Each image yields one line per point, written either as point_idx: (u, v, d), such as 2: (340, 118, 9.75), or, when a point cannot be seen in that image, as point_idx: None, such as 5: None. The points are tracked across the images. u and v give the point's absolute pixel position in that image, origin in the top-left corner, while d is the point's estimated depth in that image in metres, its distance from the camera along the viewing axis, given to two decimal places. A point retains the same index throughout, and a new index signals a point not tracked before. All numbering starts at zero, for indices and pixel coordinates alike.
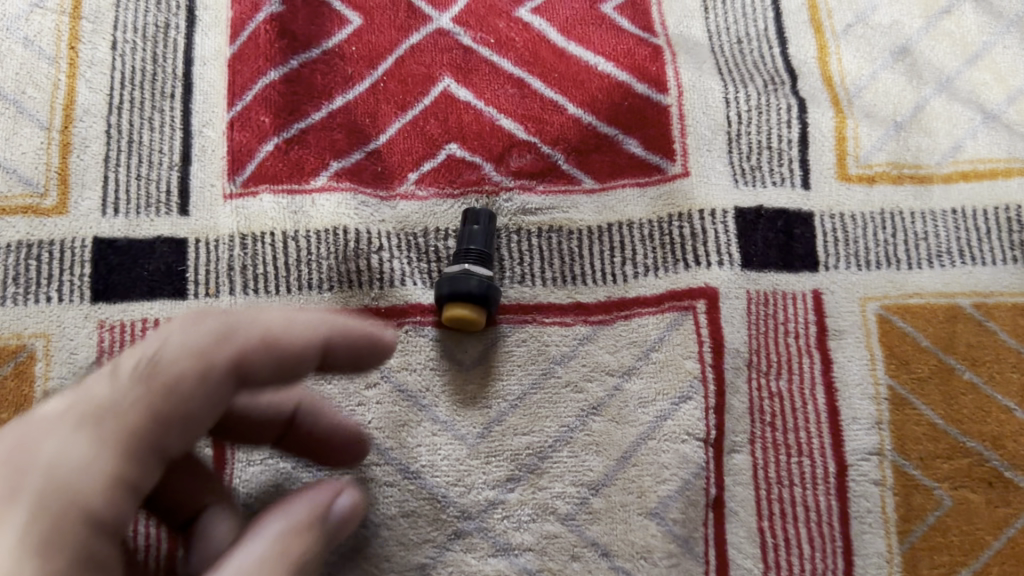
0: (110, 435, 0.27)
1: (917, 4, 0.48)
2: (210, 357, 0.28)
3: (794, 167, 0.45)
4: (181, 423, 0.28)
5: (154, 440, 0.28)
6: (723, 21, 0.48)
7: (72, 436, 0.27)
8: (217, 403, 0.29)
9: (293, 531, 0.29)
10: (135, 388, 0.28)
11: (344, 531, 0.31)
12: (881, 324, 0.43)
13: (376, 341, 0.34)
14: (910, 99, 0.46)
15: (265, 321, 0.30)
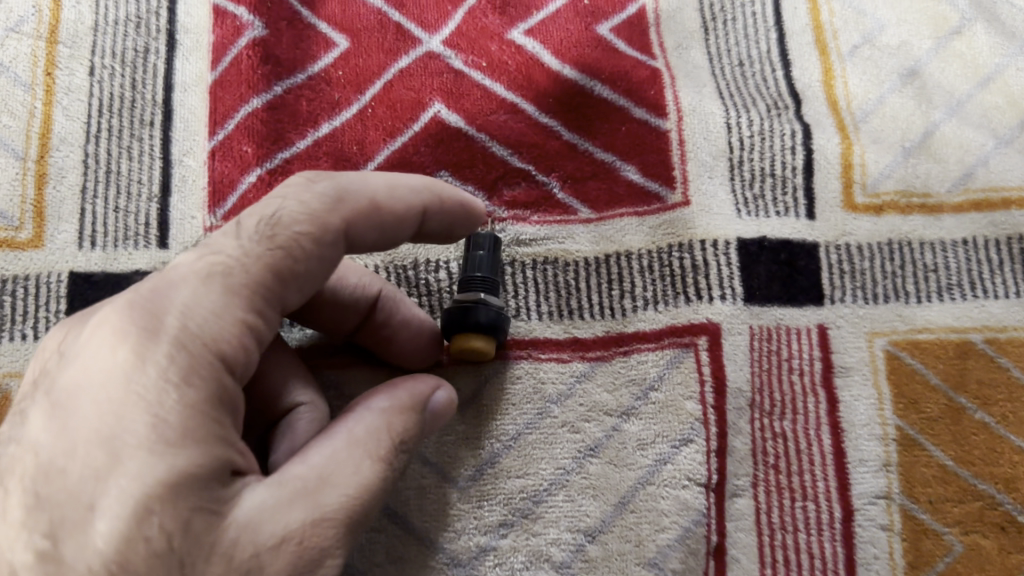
0: (239, 286, 0.29)
1: (925, 24, 0.46)
2: (335, 202, 0.32)
3: (798, 196, 0.43)
4: (300, 272, 0.31)
5: (273, 295, 0.30)
6: (724, 42, 0.46)
7: (203, 285, 0.29)
8: (339, 245, 0.32)
9: (396, 409, 0.32)
10: (259, 246, 0.30)
11: (439, 419, 0.34)
12: (890, 361, 0.41)
13: (465, 208, 0.37)
14: (919, 124, 0.44)
15: (375, 181, 0.33)
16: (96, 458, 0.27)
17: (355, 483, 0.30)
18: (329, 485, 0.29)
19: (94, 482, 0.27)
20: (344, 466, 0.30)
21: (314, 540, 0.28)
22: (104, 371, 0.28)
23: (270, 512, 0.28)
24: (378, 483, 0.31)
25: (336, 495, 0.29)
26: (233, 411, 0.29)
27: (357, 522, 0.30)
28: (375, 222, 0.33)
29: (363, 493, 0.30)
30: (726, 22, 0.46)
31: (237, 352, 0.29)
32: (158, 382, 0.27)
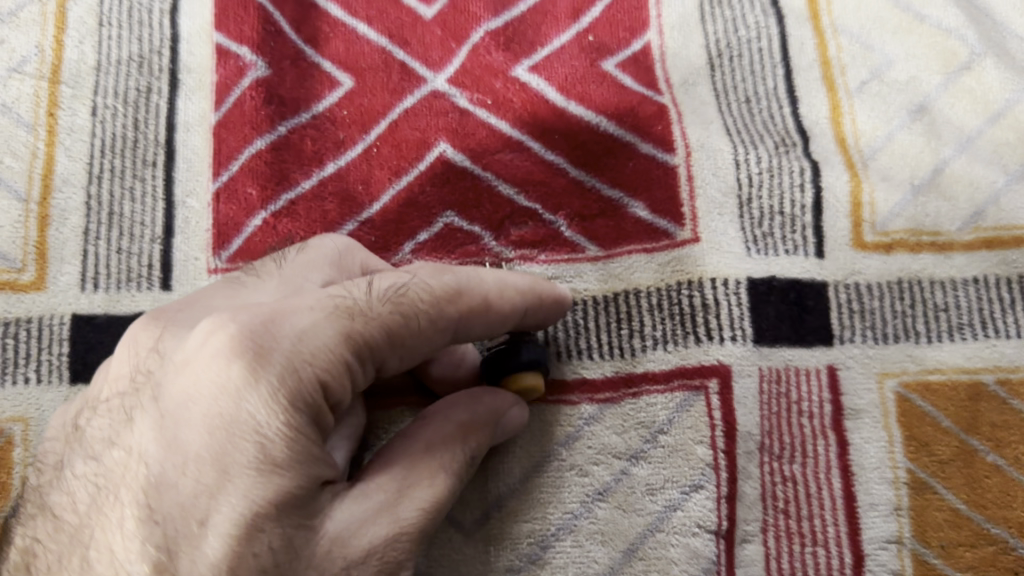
0: (357, 333, 0.30)
1: (934, 59, 0.46)
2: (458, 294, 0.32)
3: (807, 234, 0.42)
4: (413, 347, 0.32)
5: (383, 348, 0.31)
6: (731, 78, 0.46)
7: (321, 318, 0.30)
8: (449, 335, 0.33)
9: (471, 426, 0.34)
10: (382, 307, 0.31)
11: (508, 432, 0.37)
12: (900, 403, 0.40)
13: (560, 309, 0.38)
14: (928, 161, 0.44)
15: (494, 278, 0.34)
16: (206, 473, 0.28)
17: (430, 500, 0.32)
18: (407, 500, 0.31)
19: (207, 494, 0.28)
20: (422, 482, 0.32)
21: (392, 553, 0.30)
22: (216, 385, 0.28)
23: (358, 526, 0.30)
24: (450, 500, 0.33)
25: (415, 512, 0.31)
26: (321, 431, 0.30)
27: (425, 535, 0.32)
28: (486, 322, 0.34)
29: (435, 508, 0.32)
30: (733, 58, 0.46)
31: (341, 385, 0.30)
32: (267, 409, 0.28)
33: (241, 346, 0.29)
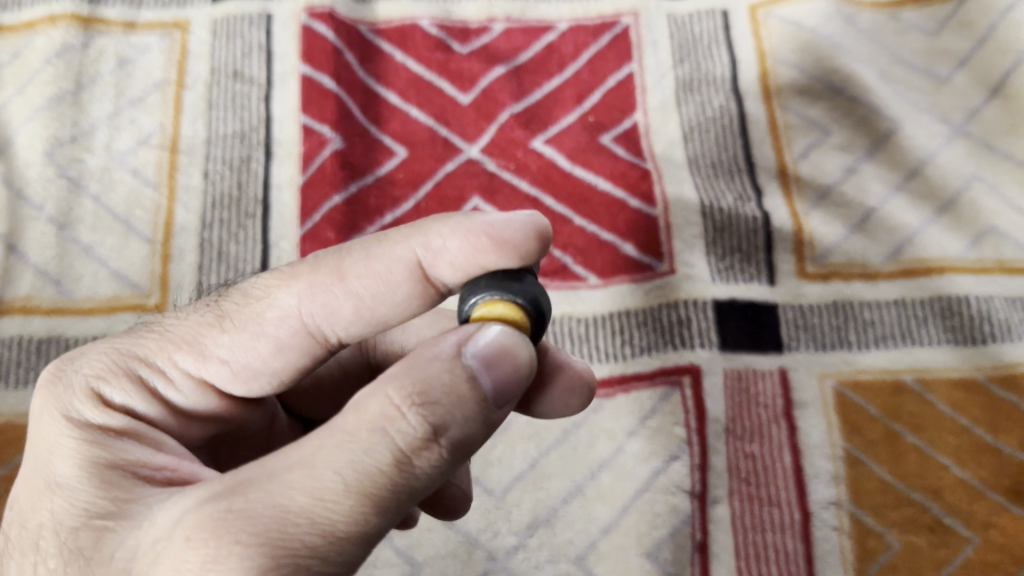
0: (151, 353, 0.35)
1: (862, 132, 0.58)
2: (311, 267, 0.33)
3: (761, 266, 0.54)
4: (249, 338, 0.34)
5: (201, 362, 0.34)
6: (701, 147, 0.58)
7: (108, 351, 0.35)
8: (318, 328, 0.34)
9: (404, 369, 0.28)
10: (180, 321, 0.35)
11: (489, 362, 0.28)
12: (837, 396, 0.51)
13: (507, 245, 0.31)
14: (856, 210, 0.56)
15: (382, 238, 0.33)
16: (27, 490, 0.32)
17: (342, 469, 0.27)
18: (311, 466, 0.27)
19: (31, 513, 0.32)
20: (305, 459, 0.27)
21: (280, 523, 0.26)
22: (33, 419, 0.34)
23: (167, 533, 0.28)
24: (382, 461, 0.27)
25: (266, 501, 0.26)
26: (123, 433, 0.33)
27: (300, 535, 0.26)
28: (358, 299, 0.33)
29: (350, 472, 0.27)
30: (705, 131, 0.58)
31: (139, 395, 0.34)
32: (56, 425, 0.33)
33: (43, 379, 0.34)
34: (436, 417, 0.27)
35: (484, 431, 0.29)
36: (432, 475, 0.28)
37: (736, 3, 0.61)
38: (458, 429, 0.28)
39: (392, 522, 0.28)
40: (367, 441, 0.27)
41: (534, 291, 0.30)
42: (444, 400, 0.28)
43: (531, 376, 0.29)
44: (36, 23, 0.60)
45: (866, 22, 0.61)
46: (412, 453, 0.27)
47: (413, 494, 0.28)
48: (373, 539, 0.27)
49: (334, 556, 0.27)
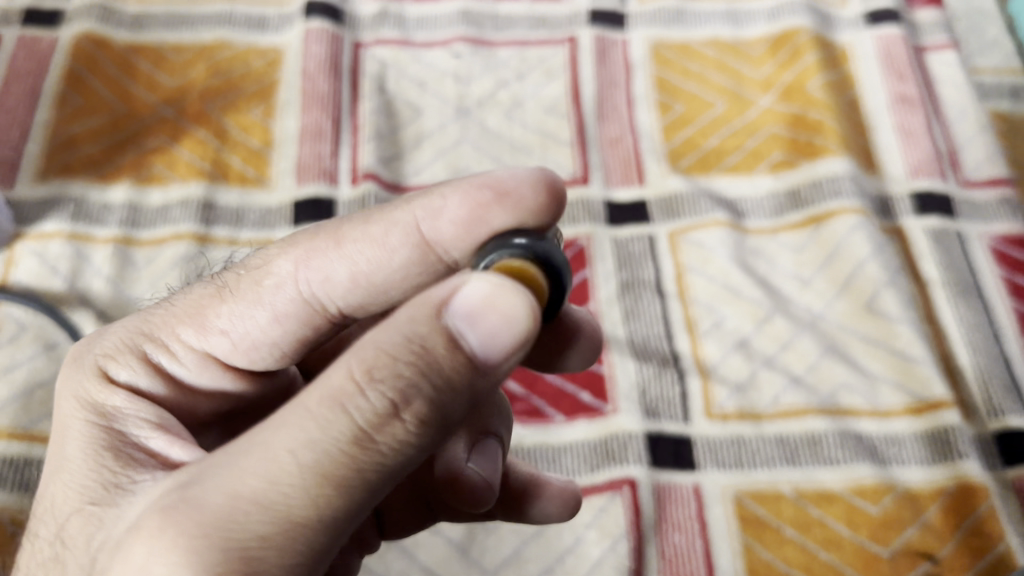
0: (158, 332, 0.50)
1: (751, 316, 0.80)
2: (318, 235, 0.50)
3: (680, 411, 0.76)
4: (247, 311, 0.49)
5: (201, 334, 0.50)
6: (636, 326, 0.80)
7: (123, 331, 0.50)
8: (313, 295, 0.50)
9: (359, 357, 0.37)
10: (178, 303, 0.51)
11: (473, 320, 0.36)
12: (735, 502, 0.72)
13: (516, 199, 0.47)
14: (746, 372, 0.77)
15: (382, 212, 0.50)
16: (53, 449, 0.47)
17: (304, 451, 0.36)
18: (277, 449, 0.36)
19: (54, 462, 0.46)
20: (270, 449, 0.36)
21: (246, 500, 0.35)
22: (60, 392, 0.49)
23: (136, 515, 0.39)
24: (342, 436, 0.36)
25: (226, 494, 0.36)
26: (122, 405, 0.47)
27: (252, 520, 0.35)
28: (352, 264, 0.49)
29: (309, 450, 0.36)
30: (638, 317, 0.81)
31: (144, 373, 0.49)
32: (78, 399, 0.47)
33: (71, 362, 0.50)
34: (389, 397, 0.36)
35: (447, 404, 0.37)
36: (397, 445, 0.37)
37: (659, 230, 0.85)
38: (411, 409, 0.36)
39: (359, 493, 0.37)
40: (317, 429, 0.36)
41: (545, 251, 0.41)
42: (403, 377, 0.36)
43: (522, 328, 0.36)
44: (165, 238, 0.84)
45: (751, 244, 0.84)
46: (371, 428, 0.36)
47: (381, 465, 0.37)
48: (342, 509, 0.36)
49: (301, 522, 0.36)
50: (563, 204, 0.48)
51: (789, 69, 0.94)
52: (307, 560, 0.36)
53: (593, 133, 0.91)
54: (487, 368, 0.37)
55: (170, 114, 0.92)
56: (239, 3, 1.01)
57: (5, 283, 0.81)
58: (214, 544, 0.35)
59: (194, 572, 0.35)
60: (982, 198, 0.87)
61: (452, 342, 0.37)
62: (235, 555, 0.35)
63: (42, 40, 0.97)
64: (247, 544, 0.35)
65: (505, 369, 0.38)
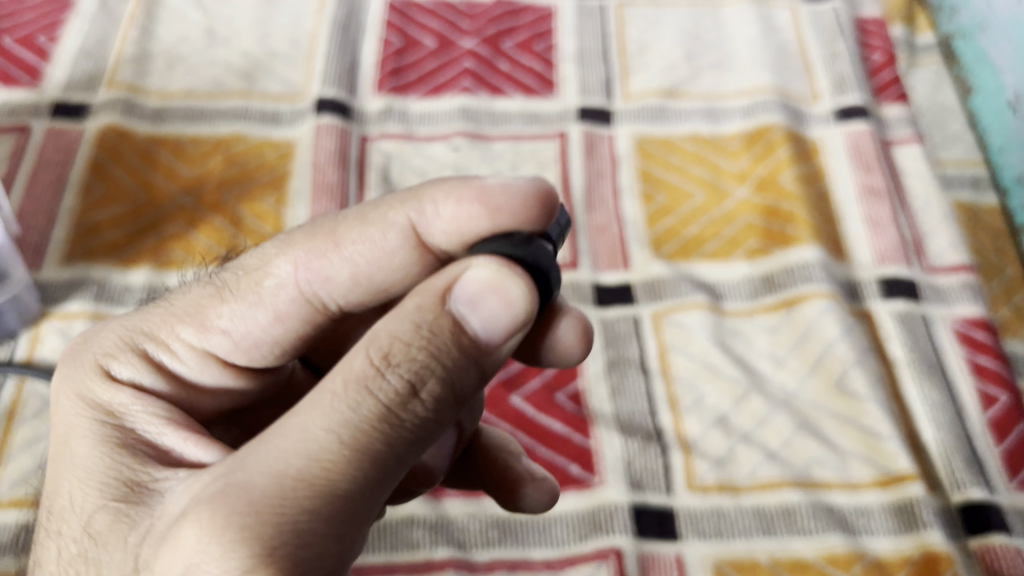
0: (158, 332, 0.55)
1: (729, 394, 0.85)
2: (321, 232, 0.54)
3: (664, 483, 0.81)
4: (252, 312, 0.55)
5: (202, 333, 0.55)
6: (623, 403, 0.85)
7: (125, 331, 0.56)
8: (314, 296, 0.55)
9: (376, 342, 0.43)
10: (177, 301, 0.56)
11: (475, 304, 0.43)
12: (716, 572, 0.76)
13: (508, 211, 0.50)
14: (725, 447, 0.82)
15: (378, 211, 0.54)
16: (63, 444, 0.52)
17: (337, 428, 0.42)
18: (313, 429, 0.42)
19: (66, 455, 0.52)
20: (307, 430, 0.42)
21: (287, 477, 0.41)
22: (65, 388, 0.54)
23: (178, 510, 0.44)
24: (369, 412, 0.42)
25: (270, 476, 0.41)
26: (128, 403, 0.53)
27: (297, 496, 0.41)
28: (351, 266, 0.54)
29: (342, 426, 0.42)
30: (623, 393, 0.86)
31: (146, 372, 0.54)
32: (86, 398, 0.53)
33: (76, 360, 0.55)
34: (406, 376, 0.42)
35: (462, 377, 0.44)
36: (419, 418, 0.43)
37: (644, 311, 0.91)
38: (430, 386, 0.43)
39: (390, 464, 0.43)
40: (348, 409, 0.42)
41: (534, 254, 0.46)
42: (418, 358, 0.43)
43: (521, 308, 0.43)
44: None
45: (729, 326, 0.90)
46: (396, 404, 0.42)
47: (406, 436, 0.43)
48: (375, 476, 0.42)
49: (341, 493, 0.41)
50: (551, 207, 0.51)
51: (762, 164, 1.02)
52: (347, 528, 0.42)
53: (582, 220, 0.98)
54: (491, 348, 0.44)
55: (188, 202, 0.99)
56: (254, 99, 1.09)
57: (30, 360, 0.87)
58: (263, 521, 0.40)
59: (247, 548, 0.40)
60: (945, 282, 0.94)
61: (458, 321, 0.43)
62: (285, 529, 0.40)
63: (69, 132, 1.04)
64: (293, 517, 0.41)
65: (507, 349, 0.45)
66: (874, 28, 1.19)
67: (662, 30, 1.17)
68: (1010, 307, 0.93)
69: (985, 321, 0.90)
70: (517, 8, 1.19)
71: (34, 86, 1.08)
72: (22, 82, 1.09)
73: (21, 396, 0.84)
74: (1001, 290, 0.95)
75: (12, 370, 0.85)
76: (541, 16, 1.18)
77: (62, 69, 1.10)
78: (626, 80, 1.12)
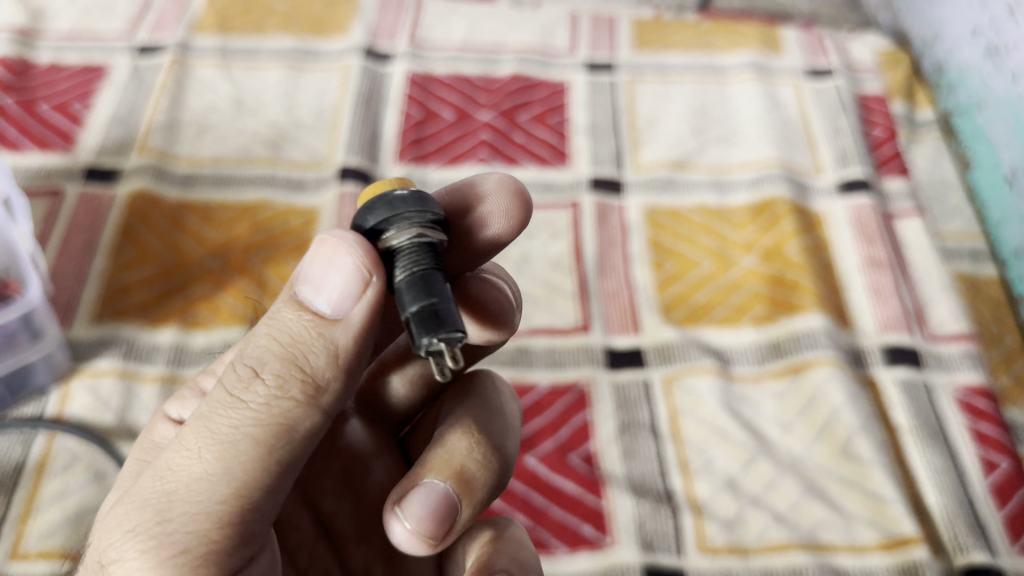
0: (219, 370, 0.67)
1: (737, 458, 0.87)
2: None
3: (675, 544, 0.82)
4: None
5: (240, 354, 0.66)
6: (635, 466, 0.87)
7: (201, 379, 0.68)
8: None
9: (242, 349, 0.49)
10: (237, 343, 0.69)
11: (321, 279, 0.48)
12: None
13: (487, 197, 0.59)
14: (734, 510, 0.84)
15: None
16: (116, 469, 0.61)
17: (199, 417, 0.46)
18: (186, 427, 0.47)
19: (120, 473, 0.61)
20: (180, 430, 0.47)
21: (161, 470, 0.46)
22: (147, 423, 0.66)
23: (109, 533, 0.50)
24: (220, 398, 0.47)
25: (148, 472, 0.47)
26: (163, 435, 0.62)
27: (162, 481, 0.45)
28: None
29: (204, 414, 0.46)
30: (635, 455, 0.88)
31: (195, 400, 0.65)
32: (149, 432, 0.63)
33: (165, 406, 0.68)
34: (248, 366, 0.47)
35: (307, 360, 0.47)
36: (266, 401, 0.46)
37: (654, 376, 0.94)
38: (268, 367, 0.46)
39: (252, 445, 0.45)
40: (208, 403, 0.47)
41: (418, 200, 0.51)
42: (259, 349, 0.47)
43: (351, 275, 0.47)
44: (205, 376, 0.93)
45: (737, 391, 0.93)
46: (243, 389, 0.46)
47: (259, 418, 0.46)
48: (231, 455, 0.45)
49: (199, 471, 0.45)
50: (524, 201, 0.60)
51: (768, 234, 1.06)
52: (214, 509, 0.45)
53: (594, 287, 1.01)
54: (340, 319, 0.48)
55: (215, 265, 1.02)
56: (279, 167, 1.13)
57: (60, 416, 0.89)
58: (134, 504, 0.45)
59: (122, 531, 0.45)
60: (947, 351, 0.96)
61: (299, 306, 0.48)
62: (149, 509, 0.45)
63: (101, 196, 1.09)
64: (158, 500, 0.45)
65: (357, 322, 0.48)
66: (875, 104, 1.24)
67: (670, 105, 1.22)
68: (1010, 375, 0.96)
69: (986, 389, 0.93)
70: (532, 83, 1.24)
71: (68, 151, 1.13)
72: (56, 146, 1.13)
73: (51, 451, 0.87)
74: (1001, 358, 0.98)
75: (43, 426, 0.88)
76: (555, 90, 1.23)
77: (95, 135, 1.15)
78: (635, 151, 1.16)
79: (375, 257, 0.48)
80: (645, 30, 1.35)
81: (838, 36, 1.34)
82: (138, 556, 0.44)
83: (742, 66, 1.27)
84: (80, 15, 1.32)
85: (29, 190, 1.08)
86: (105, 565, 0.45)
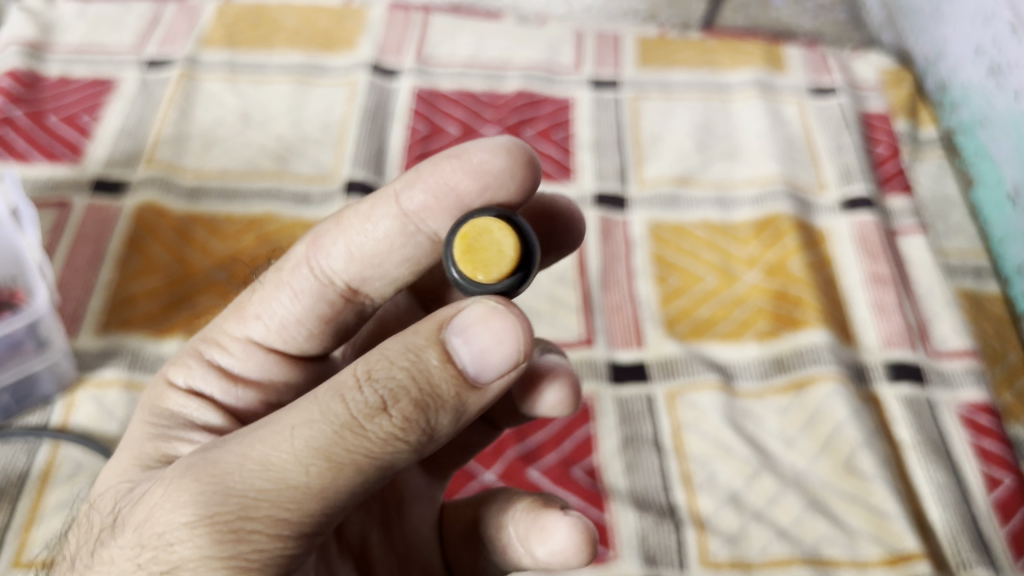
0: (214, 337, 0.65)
1: (741, 472, 0.88)
2: (326, 221, 0.64)
3: (677, 559, 0.82)
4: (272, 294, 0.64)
5: (242, 323, 0.64)
6: (638, 481, 0.88)
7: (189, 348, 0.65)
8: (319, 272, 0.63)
9: (368, 360, 0.47)
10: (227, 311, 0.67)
11: (476, 338, 0.46)
12: None
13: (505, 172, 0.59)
14: (737, 524, 0.84)
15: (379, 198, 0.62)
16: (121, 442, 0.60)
17: (307, 424, 0.45)
18: (281, 421, 0.46)
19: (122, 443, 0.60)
20: (278, 423, 0.46)
21: (250, 461, 0.46)
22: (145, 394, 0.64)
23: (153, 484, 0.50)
24: (337, 415, 0.45)
25: (235, 457, 0.46)
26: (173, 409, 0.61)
27: (253, 478, 0.45)
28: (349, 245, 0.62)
29: (314, 423, 0.45)
30: (638, 469, 0.88)
31: (199, 369, 0.63)
32: (152, 402, 0.62)
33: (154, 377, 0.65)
34: (378, 396, 0.46)
35: (432, 410, 0.46)
36: (383, 438, 0.46)
37: (657, 390, 0.94)
38: (398, 406, 0.46)
39: (353, 475, 0.46)
40: (321, 411, 0.46)
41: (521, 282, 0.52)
42: (393, 380, 0.46)
43: (508, 358, 0.47)
44: None
45: (741, 406, 0.93)
46: (366, 419, 0.45)
47: (371, 453, 0.46)
48: (332, 483, 0.45)
49: (296, 484, 0.45)
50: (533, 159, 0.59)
51: (771, 249, 1.06)
52: (296, 519, 0.46)
53: (598, 300, 1.01)
54: (479, 385, 0.47)
55: (221, 277, 1.03)
56: (286, 180, 1.14)
57: (65, 425, 0.90)
58: (216, 490, 0.46)
59: (196, 513, 0.45)
60: (950, 367, 0.97)
61: (447, 354, 0.47)
62: (232, 501, 0.45)
63: (108, 208, 1.09)
64: (244, 496, 0.45)
65: (493, 391, 0.48)
66: (878, 122, 1.25)
67: (674, 122, 1.23)
68: (1013, 392, 0.96)
69: (989, 405, 0.93)
70: (537, 99, 1.25)
71: (76, 163, 1.14)
72: (64, 158, 1.14)
73: (55, 460, 0.87)
74: (1003, 375, 0.98)
75: (47, 435, 0.88)
76: (560, 107, 1.24)
77: (103, 147, 1.16)
78: (640, 167, 1.17)
79: (529, 341, 0.48)
80: (650, 47, 1.36)
81: (842, 54, 1.35)
82: (212, 543, 0.45)
83: (746, 83, 1.28)
84: (90, 28, 1.33)
85: (38, 201, 1.09)
86: (171, 541, 0.46)
